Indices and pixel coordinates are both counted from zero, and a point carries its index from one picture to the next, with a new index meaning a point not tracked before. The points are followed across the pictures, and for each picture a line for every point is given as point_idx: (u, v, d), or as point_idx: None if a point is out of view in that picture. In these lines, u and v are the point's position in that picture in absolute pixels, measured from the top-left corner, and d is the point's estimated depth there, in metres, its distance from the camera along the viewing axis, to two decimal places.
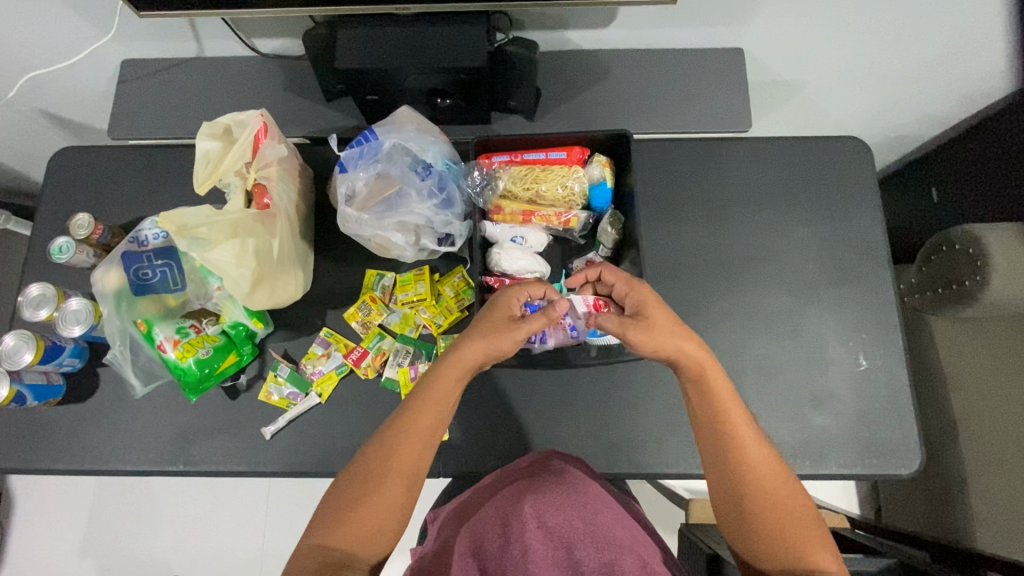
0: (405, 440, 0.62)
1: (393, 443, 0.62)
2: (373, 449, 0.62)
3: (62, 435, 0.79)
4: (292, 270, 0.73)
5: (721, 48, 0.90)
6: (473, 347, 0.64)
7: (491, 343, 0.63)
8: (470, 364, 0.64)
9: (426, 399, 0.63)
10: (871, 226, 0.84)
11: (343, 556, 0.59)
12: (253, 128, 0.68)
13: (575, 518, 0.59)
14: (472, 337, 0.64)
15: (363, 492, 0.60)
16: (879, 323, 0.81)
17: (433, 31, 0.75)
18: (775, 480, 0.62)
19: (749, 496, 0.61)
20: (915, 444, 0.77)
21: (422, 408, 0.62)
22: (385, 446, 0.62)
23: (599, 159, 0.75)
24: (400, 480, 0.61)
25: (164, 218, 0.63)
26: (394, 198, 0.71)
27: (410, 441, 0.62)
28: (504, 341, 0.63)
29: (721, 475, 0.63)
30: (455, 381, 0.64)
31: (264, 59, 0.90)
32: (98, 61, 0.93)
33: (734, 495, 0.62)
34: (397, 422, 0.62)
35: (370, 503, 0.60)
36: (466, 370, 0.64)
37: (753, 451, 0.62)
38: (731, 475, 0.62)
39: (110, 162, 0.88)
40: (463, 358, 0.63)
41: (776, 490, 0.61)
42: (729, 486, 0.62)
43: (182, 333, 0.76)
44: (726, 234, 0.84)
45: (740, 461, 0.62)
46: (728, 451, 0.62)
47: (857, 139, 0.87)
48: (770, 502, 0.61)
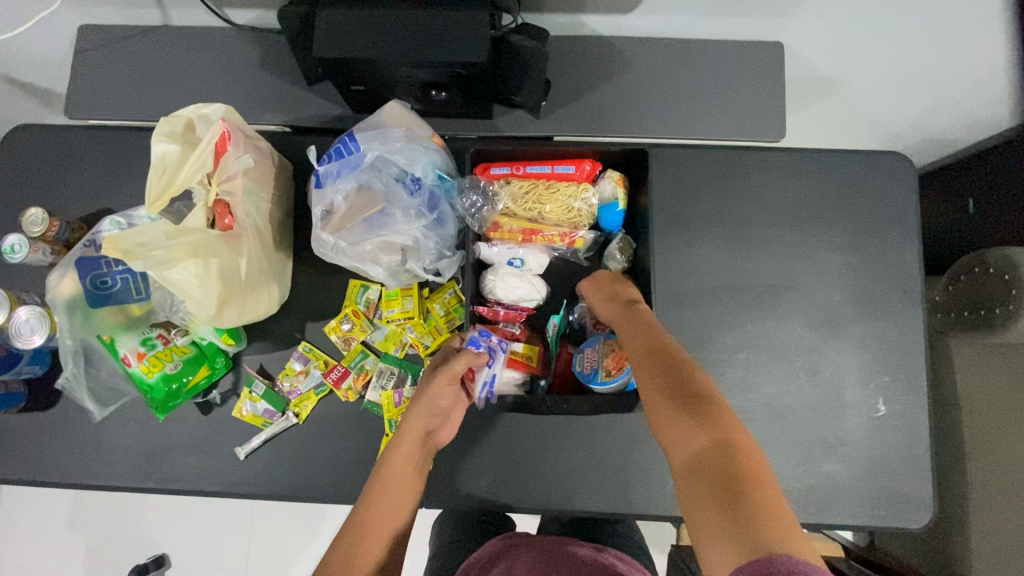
0: (368, 528, 0.58)
1: (357, 534, 0.57)
2: (335, 545, 0.57)
3: (24, 444, 0.74)
4: (264, 287, 0.67)
5: (757, 41, 0.79)
6: (415, 417, 0.61)
7: (429, 398, 0.62)
8: (415, 438, 0.61)
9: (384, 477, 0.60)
10: (907, 256, 0.76)
11: None
12: (213, 135, 0.59)
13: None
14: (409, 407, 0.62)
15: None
16: (904, 364, 0.75)
17: (426, 16, 0.65)
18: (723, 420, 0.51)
19: (692, 435, 0.51)
20: (929, 498, 0.73)
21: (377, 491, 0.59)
22: (350, 534, 0.57)
23: (611, 175, 0.67)
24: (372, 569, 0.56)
25: (108, 243, 0.56)
26: (378, 218, 0.63)
27: (375, 526, 0.58)
28: (439, 391, 0.62)
29: (665, 416, 0.53)
30: (409, 458, 0.61)
31: (239, 31, 0.79)
32: (54, 24, 0.82)
33: (677, 432, 0.51)
34: (359, 512, 0.58)
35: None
36: (413, 444, 0.61)
37: (698, 388, 0.54)
38: (677, 416, 0.52)
39: (69, 145, 0.79)
40: (408, 430, 0.61)
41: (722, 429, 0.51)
42: (672, 427, 0.52)
43: (148, 344, 0.70)
44: (747, 259, 0.76)
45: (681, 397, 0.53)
46: (669, 382, 0.54)
47: (902, 155, 0.78)
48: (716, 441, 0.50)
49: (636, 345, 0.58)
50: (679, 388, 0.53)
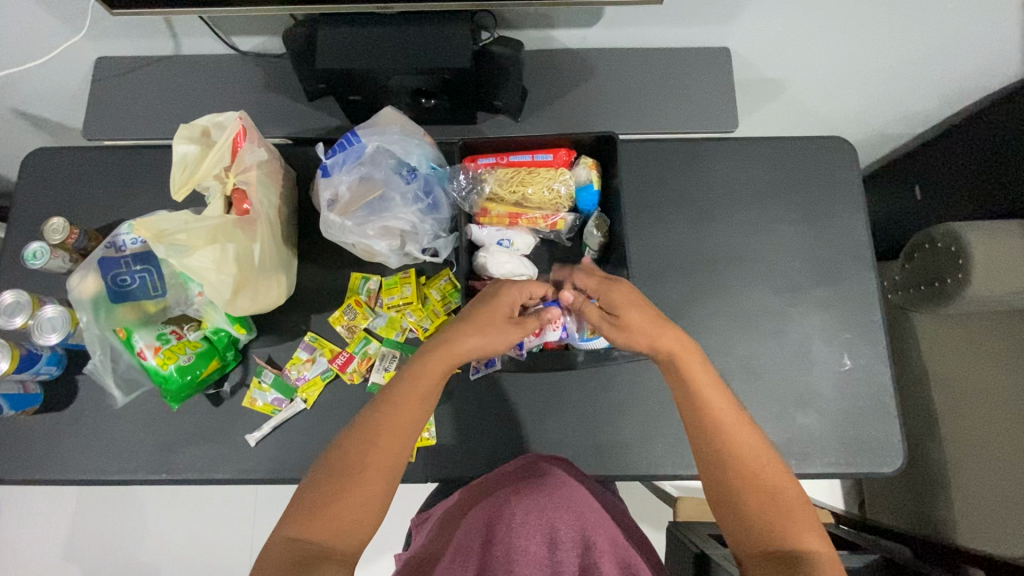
0: (386, 434, 0.61)
1: (376, 436, 0.61)
2: (353, 439, 0.61)
3: (41, 444, 0.77)
4: (274, 276, 0.72)
5: (707, 48, 0.89)
6: (458, 342, 0.64)
7: (480, 333, 0.64)
8: (452, 359, 0.64)
9: (412, 390, 0.63)
10: (856, 226, 0.84)
11: (317, 549, 0.56)
12: (232, 131, 0.66)
13: (560, 521, 0.62)
14: (458, 329, 0.65)
15: (341, 483, 0.59)
16: (863, 322, 0.82)
17: (415, 32, 0.74)
18: (759, 462, 0.61)
19: (735, 476, 0.61)
20: (898, 443, 0.79)
21: (404, 399, 0.62)
22: (368, 438, 0.60)
23: (586, 161, 0.75)
24: (379, 475, 0.60)
25: (139, 225, 0.62)
26: (378, 203, 0.71)
27: (395, 435, 0.61)
28: (494, 332, 0.65)
29: (710, 458, 0.63)
30: (440, 377, 0.64)
31: (243, 57, 0.87)
32: (72, 59, 0.90)
33: (719, 472, 0.62)
34: (378, 414, 0.62)
35: (351, 494, 0.58)
36: (450, 364, 0.64)
37: (738, 438, 0.62)
38: (716, 463, 0.62)
39: (86, 163, 0.86)
40: (451, 350, 0.64)
41: (756, 470, 0.61)
42: (718, 467, 0.62)
43: (163, 339, 0.73)
44: (714, 236, 0.84)
45: (724, 446, 0.62)
46: (711, 431, 0.63)
47: (842, 139, 0.87)
48: (752, 480, 0.61)
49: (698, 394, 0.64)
50: (723, 437, 0.62)
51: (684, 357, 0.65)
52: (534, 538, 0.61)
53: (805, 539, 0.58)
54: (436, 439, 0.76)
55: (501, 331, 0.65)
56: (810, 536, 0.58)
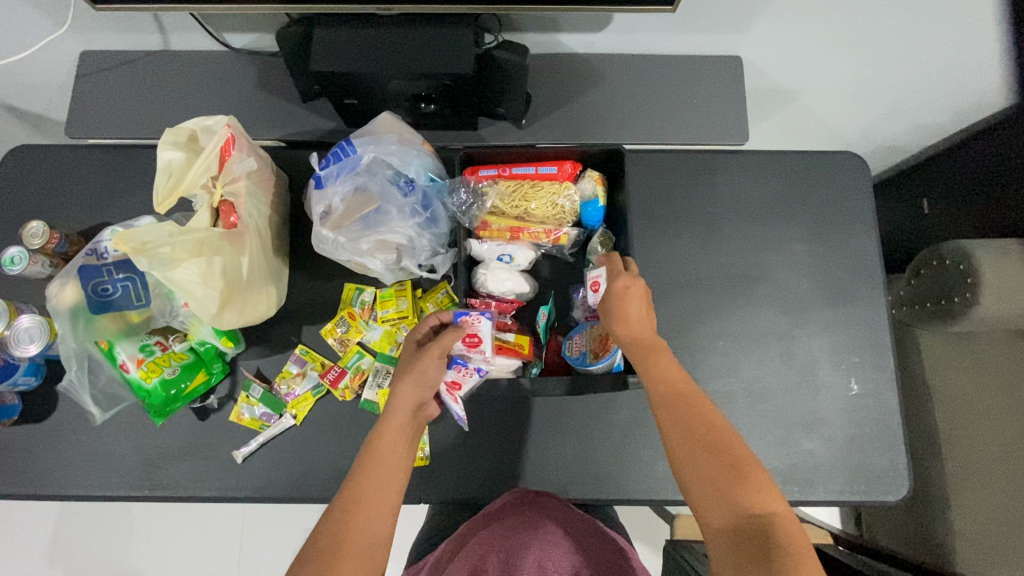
0: (359, 505, 0.57)
1: (349, 510, 0.57)
2: (326, 519, 0.57)
3: (20, 456, 0.74)
4: (263, 289, 0.69)
5: (718, 56, 0.86)
6: (406, 389, 0.64)
7: (421, 371, 0.64)
8: (407, 409, 0.64)
9: (375, 450, 0.61)
10: (867, 246, 0.82)
11: None
12: (220, 139, 0.63)
13: (546, 557, 0.63)
14: (402, 380, 0.64)
15: (324, 567, 0.53)
16: (871, 345, 0.80)
17: (415, 34, 0.71)
18: (725, 431, 0.58)
19: (705, 446, 0.57)
20: (904, 471, 0.77)
21: (369, 462, 0.60)
22: (337, 516, 0.57)
23: (591, 174, 0.72)
24: (362, 547, 0.55)
25: (119, 238, 0.58)
26: (374, 216, 0.68)
27: (365, 505, 0.58)
28: (431, 363, 0.64)
29: (678, 429, 0.58)
30: (400, 433, 0.63)
31: (235, 54, 0.84)
32: (55, 52, 0.86)
33: (687, 443, 0.57)
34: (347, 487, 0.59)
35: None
36: (404, 417, 0.63)
37: (698, 405, 0.60)
38: (680, 429, 0.58)
39: (69, 163, 0.82)
40: (399, 402, 0.63)
41: (718, 438, 0.57)
42: (687, 438, 0.57)
43: (146, 351, 0.71)
44: (720, 253, 0.81)
45: (688, 414, 0.59)
46: (676, 399, 0.59)
47: (855, 154, 0.84)
48: (721, 449, 0.57)
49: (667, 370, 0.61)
50: (688, 404, 0.59)
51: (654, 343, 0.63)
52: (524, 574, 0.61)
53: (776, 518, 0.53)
54: (430, 459, 0.73)
55: (437, 359, 0.64)
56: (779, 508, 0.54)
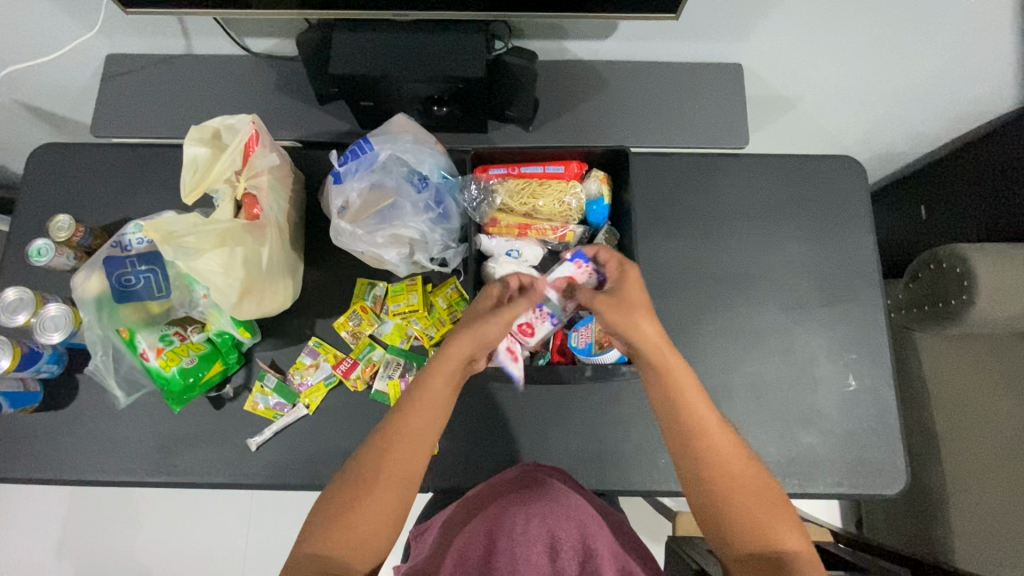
0: (400, 440, 0.61)
1: (389, 443, 0.61)
2: (366, 449, 0.62)
3: (41, 441, 0.76)
4: (281, 280, 0.71)
5: (719, 63, 0.89)
6: (463, 341, 0.63)
7: (480, 329, 0.63)
8: (459, 361, 0.63)
9: (421, 396, 0.63)
10: (864, 246, 0.84)
11: (337, 563, 0.58)
12: (244, 135, 0.66)
13: (560, 530, 0.62)
14: (461, 330, 0.64)
15: (356, 494, 0.59)
16: (869, 342, 0.82)
17: (429, 40, 0.75)
18: (739, 463, 0.62)
19: (716, 482, 0.62)
20: (901, 465, 0.78)
21: (415, 406, 0.62)
22: (376, 449, 0.61)
23: (597, 174, 0.75)
24: (393, 485, 0.60)
25: (149, 226, 0.61)
26: (389, 211, 0.71)
27: (403, 444, 0.61)
28: (493, 324, 0.63)
29: (692, 465, 0.63)
30: (448, 379, 0.63)
31: (255, 58, 0.87)
32: (82, 55, 0.89)
33: (704, 478, 0.62)
34: (388, 421, 0.62)
35: (363, 508, 0.59)
36: (455, 365, 0.63)
37: (714, 437, 0.62)
38: (699, 462, 0.62)
39: (94, 160, 0.85)
40: (453, 351, 0.63)
41: (738, 469, 0.62)
42: (698, 473, 0.62)
43: (165, 340, 0.73)
44: (722, 252, 0.84)
45: (708, 449, 0.62)
46: (693, 440, 0.62)
47: (852, 158, 0.87)
48: (736, 481, 0.61)
49: (692, 393, 0.63)
50: (707, 445, 0.62)
51: (665, 351, 0.63)
52: (536, 547, 0.60)
53: (783, 536, 0.60)
54: (438, 449, 0.76)
55: (501, 322, 0.63)
56: (795, 534, 0.60)
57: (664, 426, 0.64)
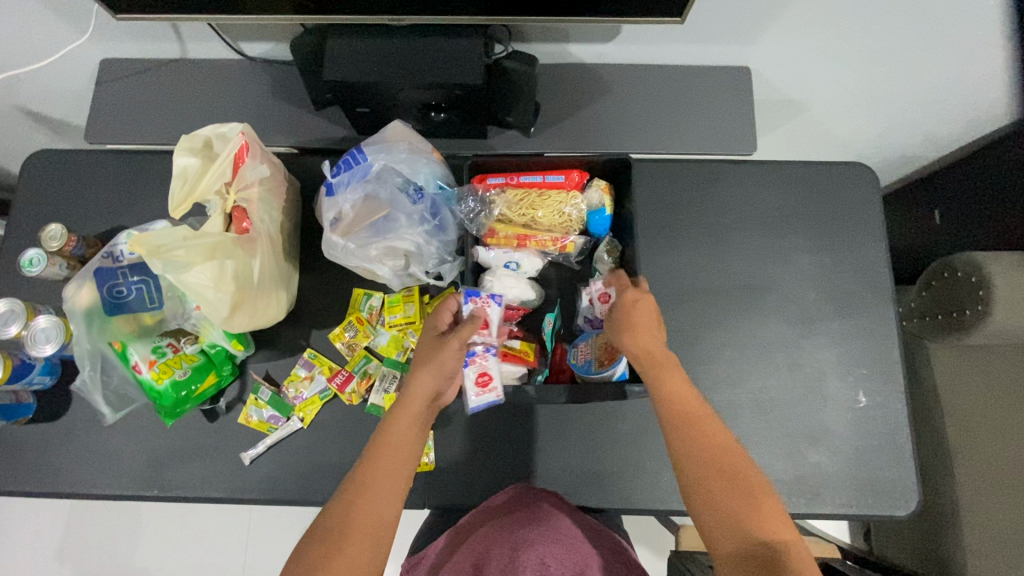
0: (366, 487, 0.59)
1: (356, 493, 0.58)
2: (335, 503, 0.58)
3: (34, 454, 0.76)
4: (274, 293, 0.70)
5: (726, 66, 0.86)
6: (423, 380, 0.62)
7: (437, 360, 0.62)
8: (423, 399, 0.62)
9: (385, 439, 0.61)
10: (875, 257, 0.81)
11: None
12: (234, 146, 0.65)
13: (549, 554, 0.60)
14: (416, 368, 0.63)
15: (324, 553, 0.55)
16: (879, 357, 0.79)
17: (426, 45, 0.73)
18: (726, 446, 0.59)
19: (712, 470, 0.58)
20: (913, 485, 0.76)
21: (380, 448, 0.60)
22: (343, 500, 0.58)
23: (598, 184, 0.72)
24: (365, 533, 0.57)
25: (135, 240, 0.60)
26: (383, 223, 0.69)
27: (373, 488, 0.59)
28: (449, 354, 0.62)
29: (680, 444, 0.59)
30: (412, 423, 0.62)
31: (250, 63, 0.86)
32: (76, 60, 0.88)
33: (696, 466, 0.58)
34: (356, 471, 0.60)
35: (335, 561, 0.55)
36: (419, 406, 0.62)
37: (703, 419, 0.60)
38: (687, 441, 0.59)
39: (87, 167, 0.84)
40: (414, 388, 0.62)
41: (727, 451, 0.59)
42: (690, 459, 0.59)
43: (158, 352, 0.72)
44: (728, 263, 0.81)
45: (697, 427, 0.60)
46: (684, 425, 0.60)
47: (863, 165, 0.84)
48: (726, 471, 0.58)
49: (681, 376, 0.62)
50: (699, 431, 0.60)
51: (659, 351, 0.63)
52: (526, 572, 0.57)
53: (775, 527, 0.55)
54: (435, 464, 0.74)
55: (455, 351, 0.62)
56: (786, 526, 0.56)
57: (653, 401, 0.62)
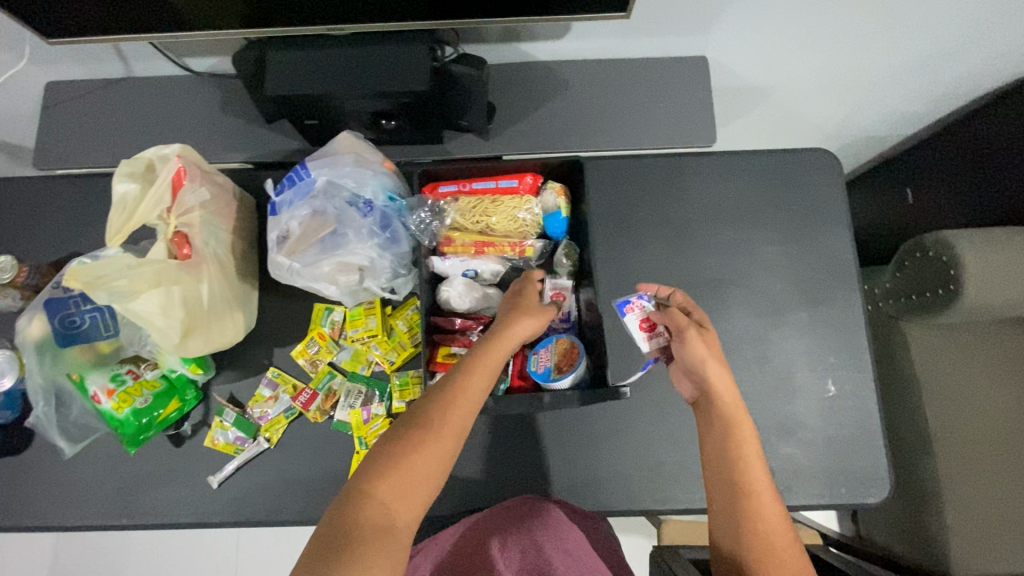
0: (454, 408, 0.58)
1: (444, 407, 0.58)
2: (422, 413, 0.58)
3: (1, 489, 0.75)
4: (227, 314, 0.69)
5: (684, 57, 0.85)
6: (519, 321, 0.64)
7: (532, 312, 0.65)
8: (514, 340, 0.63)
9: (480, 366, 0.60)
10: (840, 244, 0.81)
11: (364, 533, 0.51)
12: (171, 170, 0.63)
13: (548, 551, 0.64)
14: (515, 307, 0.64)
15: (402, 459, 0.55)
16: (849, 345, 0.79)
17: (370, 53, 0.71)
18: (781, 533, 0.59)
19: (749, 548, 0.59)
20: (886, 473, 0.76)
21: (473, 372, 0.60)
22: (435, 410, 0.58)
23: (553, 187, 0.71)
24: (441, 454, 0.56)
25: (71, 274, 0.58)
26: (331, 239, 0.67)
27: (460, 411, 0.58)
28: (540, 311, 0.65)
29: (730, 518, 0.61)
30: (502, 354, 0.62)
31: (198, 79, 0.84)
32: (20, 84, 0.86)
33: (736, 545, 0.60)
34: (448, 387, 0.59)
35: (411, 471, 0.55)
36: (509, 344, 0.62)
37: (762, 502, 0.60)
38: (738, 518, 0.60)
39: (37, 194, 0.83)
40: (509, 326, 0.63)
41: (780, 537, 0.59)
42: (733, 520, 0.60)
43: (118, 381, 0.71)
44: (692, 258, 0.80)
45: (751, 511, 0.60)
46: (739, 490, 0.60)
47: (826, 151, 0.83)
48: (772, 555, 0.59)
49: (750, 445, 0.62)
50: (755, 508, 0.60)
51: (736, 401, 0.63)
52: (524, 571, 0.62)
53: None
54: None
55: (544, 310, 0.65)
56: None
57: (711, 469, 0.63)
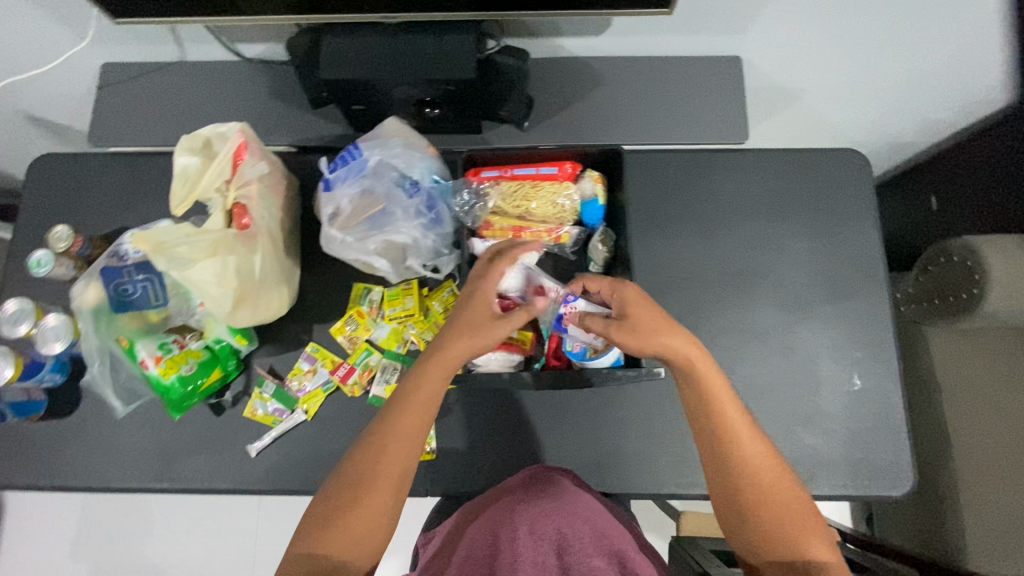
0: (389, 441, 0.62)
1: (382, 442, 0.62)
2: (359, 452, 0.63)
3: (48, 450, 0.78)
4: (276, 288, 0.71)
5: (718, 56, 0.87)
6: (458, 342, 0.64)
7: (476, 327, 0.64)
8: (456, 358, 0.64)
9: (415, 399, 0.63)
10: (868, 241, 0.82)
11: (332, 564, 0.60)
12: (233, 143, 0.67)
13: (567, 529, 0.64)
14: (454, 335, 0.64)
15: (351, 495, 0.61)
16: (873, 340, 0.80)
17: (419, 42, 0.74)
18: (788, 493, 0.62)
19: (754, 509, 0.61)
20: (908, 466, 0.77)
21: (408, 404, 0.63)
22: (371, 447, 0.62)
23: (591, 174, 0.74)
24: (389, 483, 0.62)
25: (138, 238, 0.61)
26: (379, 217, 0.71)
27: (394, 441, 0.62)
28: (487, 323, 0.64)
29: (727, 483, 0.63)
30: (439, 378, 0.64)
31: (248, 63, 0.87)
32: (78, 64, 0.90)
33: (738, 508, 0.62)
34: (383, 424, 0.63)
35: (361, 505, 0.61)
36: (447, 368, 0.64)
37: (760, 469, 0.62)
38: (736, 479, 0.62)
39: (90, 169, 0.86)
40: (446, 356, 0.64)
41: (790, 497, 0.61)
42: (731, 486, 0.62)
43: (164, 349, 0.73)
44: (721, 251, 0.82)
45: (747, 474, 0.62)
46: (722, 449, 0.62)
47: (856, 151, 0.85)
48: (777, 514, 0.61)
49: (729, 405, 0.63)
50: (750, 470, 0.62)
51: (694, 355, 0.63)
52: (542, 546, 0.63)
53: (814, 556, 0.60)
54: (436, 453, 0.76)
55: (492, 322, 0.64)
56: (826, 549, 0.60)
57: (698, 435, 0.65)
